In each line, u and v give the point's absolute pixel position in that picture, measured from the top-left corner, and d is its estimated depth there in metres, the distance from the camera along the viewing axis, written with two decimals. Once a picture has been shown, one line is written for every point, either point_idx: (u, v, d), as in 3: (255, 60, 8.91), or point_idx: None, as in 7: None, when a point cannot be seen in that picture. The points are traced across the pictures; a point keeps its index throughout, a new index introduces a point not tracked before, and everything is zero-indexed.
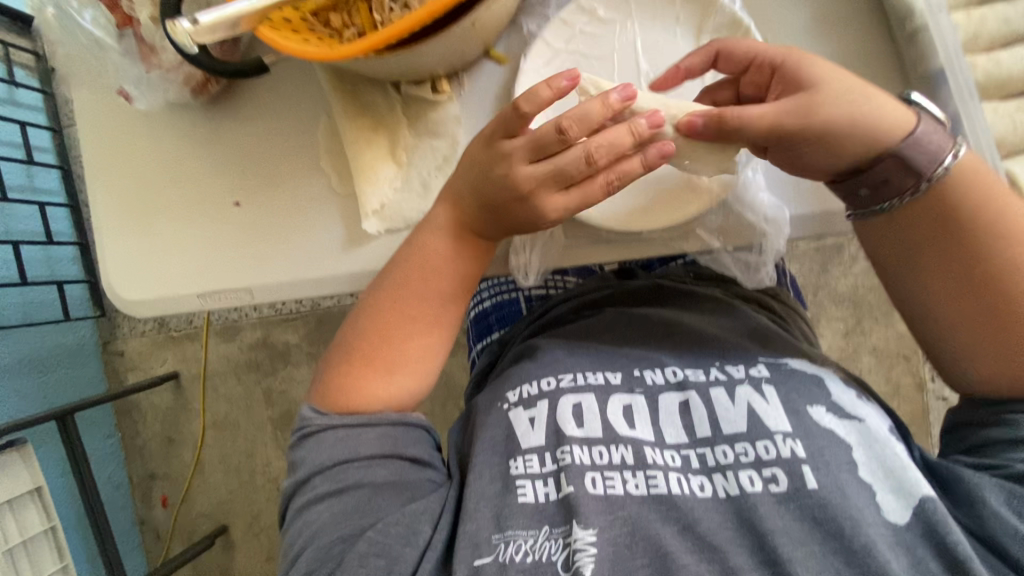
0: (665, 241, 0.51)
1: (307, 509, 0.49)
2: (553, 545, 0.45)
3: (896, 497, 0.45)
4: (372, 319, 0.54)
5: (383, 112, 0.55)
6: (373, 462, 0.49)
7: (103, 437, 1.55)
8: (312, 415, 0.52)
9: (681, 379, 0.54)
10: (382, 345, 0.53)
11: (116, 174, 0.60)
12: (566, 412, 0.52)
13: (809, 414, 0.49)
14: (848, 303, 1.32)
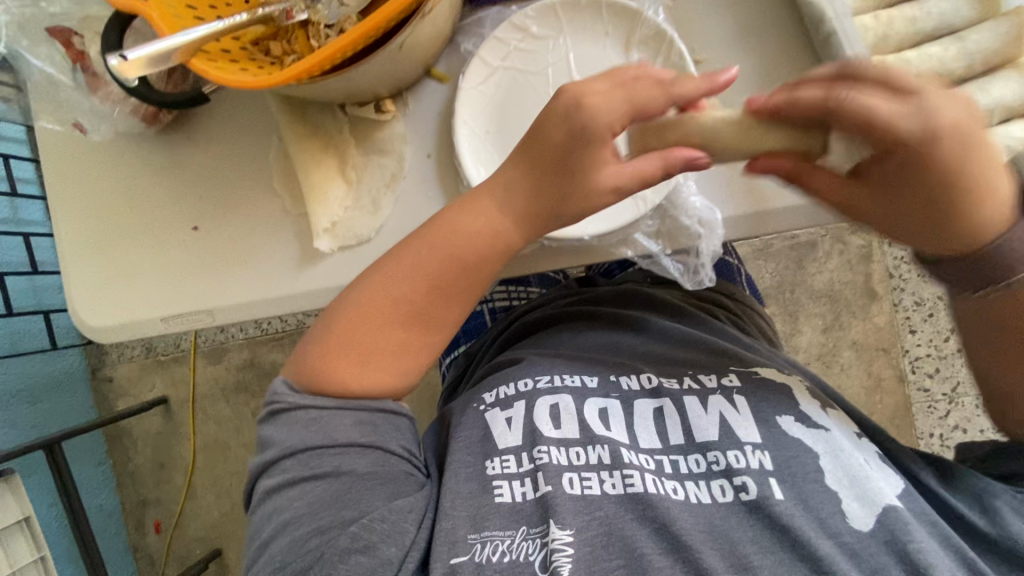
0: (606, 249, 0.53)
1: (279, 493, 0.49)
2: (530, 545, 0.47)
3: (860, 504, 0.47)
4: (364, 291, 0.52)
5: (332, 134, 0.57)
6: (350, 449, 0.50)
7: (95, 464, 1.56)
8: (283, 388, 0.52)
9: (655, 387, 0.56)
10: (394, 327, 0.52)
11: (76, 207, 0.62)
12: (543, 413, 0.53)
13: (778, 423, 0.52)
14: (825, 299, 1.33)
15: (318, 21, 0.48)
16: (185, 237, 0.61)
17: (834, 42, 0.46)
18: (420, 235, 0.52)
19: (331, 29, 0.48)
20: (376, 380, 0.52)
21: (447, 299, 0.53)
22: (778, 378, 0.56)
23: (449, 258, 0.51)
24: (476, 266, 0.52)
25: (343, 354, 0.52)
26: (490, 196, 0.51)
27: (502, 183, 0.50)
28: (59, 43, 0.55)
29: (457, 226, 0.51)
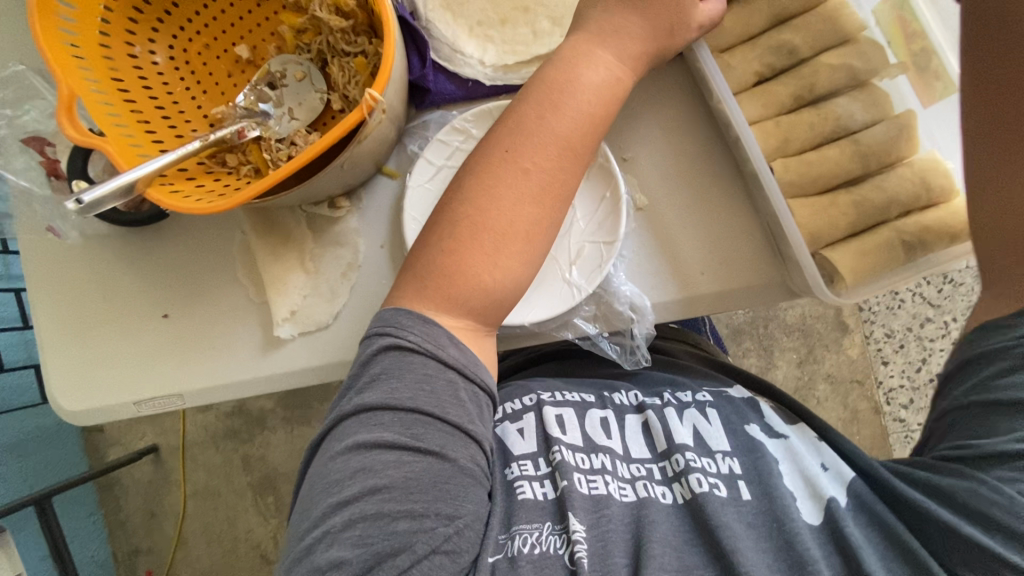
0: (545, 333, 0.56)
1: (377, 450, 0.45)
2: (556, 539, 0.50)
3: (811, 502, 0.51)
4: (463, 216, 0.49)
5: (291, 228, 0.61)
6: (455, 431, 0.46)
7: (87, 513, 1.57)
8: (410, 326, 0.48)
9: (641, 402, 0.63)
10: (463, 235, 0.49)
11: (50, 298, 0.65)
12: (550, 419, 0.60)
13: (745, 431, 0.58)
14: (798, 333, 1.35)
15: (270, 138, 0.52)
16: (156, 324, 0.64)
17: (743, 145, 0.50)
18: (508, 167, 0.49)
19: (282, 144, 0.52)
20: (478, 288, 0.49)
21: (533, 213, 0.49)
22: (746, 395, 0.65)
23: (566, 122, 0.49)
24: (555, 211, 0.50)
25: (431, 283, 0.49)
26: (562, 107, 0.49)
27: (570, 81, 0.50)
28: (34, 151, 0.60)
29: (547, 113, 0.49)
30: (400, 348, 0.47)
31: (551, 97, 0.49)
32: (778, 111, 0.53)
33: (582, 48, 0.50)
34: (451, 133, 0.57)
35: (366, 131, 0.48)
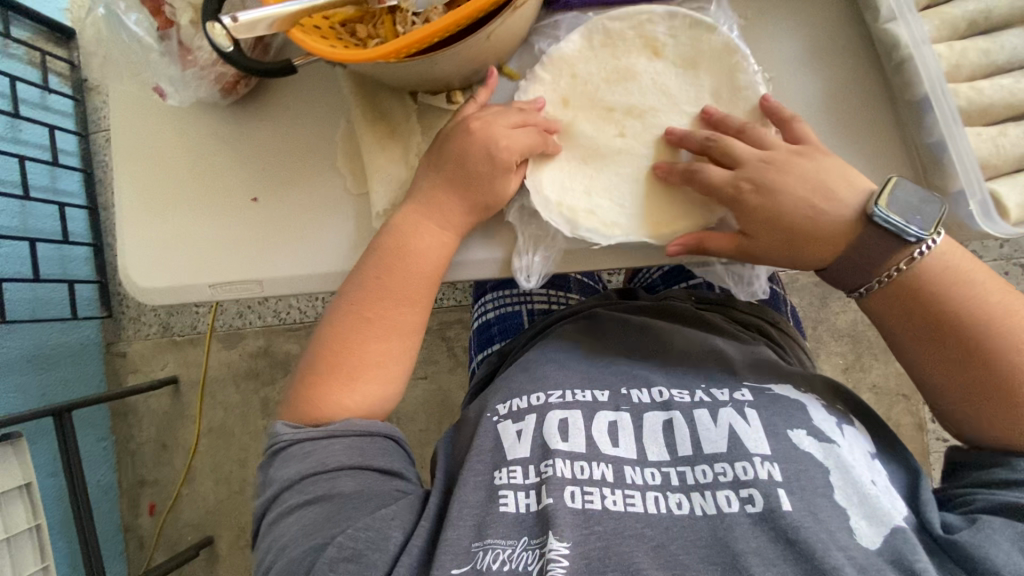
0: (659, 253, 0.54)
1: (278, 522, 0.52)
2: (529, 554, 0.47)
3: (870, 522, 0.46)
4: (350, 331, 0.57)
5: (398, 118, 0.59)
6: (340, 472, 0.53)
7: (98, 438, 1.54)
8: (284, 429, 0.56)
9: (666, 399, 0.55)
10: (348, 354, 0.57)
11: (143, 167, 0.64)
12: (552, 426, 0.54)
13: (788, 436, 0.50)
14: (847, 339, 1.30)
15: (406, 9, 0.50)
16: (243, 208, 0.62)
17: (907, 68, 0.48)
18: (355, 315, 0.56)
19: (417, 18, 0.50)
20: (345, 403, 0.56)
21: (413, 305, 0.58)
22: (792, 394, 0.55)
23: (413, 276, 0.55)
24: (405, 271, 0.56)
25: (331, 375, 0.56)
26: (420, 249, 0.55)
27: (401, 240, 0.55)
28: (147, 8, 0.57)
29: (401, 264, 0.55)
30: (280, 448, 0.55)
31: (393, 250, 0.55)
32: (946, 32, 0.52)
33: (440, 206, 0.54)
34: (583, 38, 0.55)
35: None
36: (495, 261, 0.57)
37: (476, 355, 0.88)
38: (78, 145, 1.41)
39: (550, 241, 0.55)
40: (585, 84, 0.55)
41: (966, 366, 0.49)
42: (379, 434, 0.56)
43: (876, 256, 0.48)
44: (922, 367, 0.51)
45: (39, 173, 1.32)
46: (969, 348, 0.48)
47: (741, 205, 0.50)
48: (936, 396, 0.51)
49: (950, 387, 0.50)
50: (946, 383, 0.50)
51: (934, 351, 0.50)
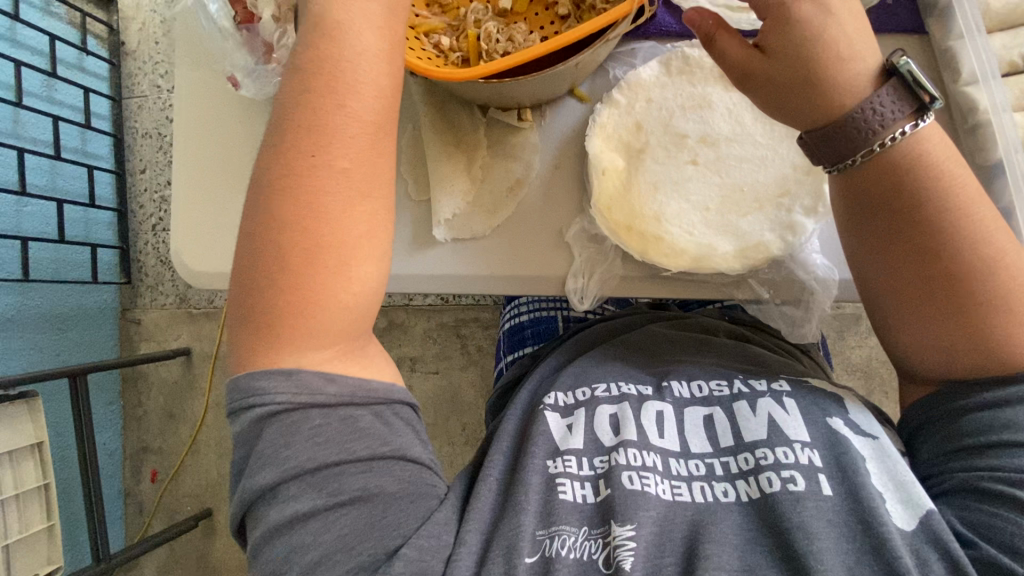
0: (716, 288, 0.55)
1: (298, 526, 0.44)
2: (592, 545, 0.47)
3: (904, 505, 0.45)
4: (292, 249, 0.43)
5: (466, 130, 0.60)
6: (372, 465, 0.45)
7: (106, 403, 1.55)
8: (268, 397, 0.44)
9: (706, 395, 0.56)
10: (296, 295, 0.44)
11: (204, 152, 0.64)
12: (603, 420, 0.55)
13: (827, 424, 0.52)
14: (859, 373, 1.28)
15: (491, 28, 0.51)
16: None
17: (983, 132, 0.50)
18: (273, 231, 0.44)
19: (502, 36, 0.51)
20: (325, 343, 0.45)
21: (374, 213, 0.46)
22: (828, 388, 0.57)
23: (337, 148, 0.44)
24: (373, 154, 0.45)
25: (277, 332, 0.44)
26: (336, 129, 0.43)
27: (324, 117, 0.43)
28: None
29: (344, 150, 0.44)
30: (279, 422, 0.44)
31: (297, 167, 0.43)
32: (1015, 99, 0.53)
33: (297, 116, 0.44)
34: (661, 66, 0.57)
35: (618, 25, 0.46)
36: (551, 278, 0.57)
37: (506, 355, 0.89)
38: (110, 109, 1.41)
39: (606, 266, 0.56)
40: (660, 109, 0.56)
41: (933, 273, 0.47)
42: (402, 403, 0.49)
43: (876, 114, 0.44)
44: (870, 257, 0.50)
45: (72, 135, 1.32)
46: (936, 250, 0.46)
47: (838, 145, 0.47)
48: (892, 321, 0.50)
49: (901, 286, 0.48)
50: (895, 281, 0.48)
51: (890, 239, 0.48)
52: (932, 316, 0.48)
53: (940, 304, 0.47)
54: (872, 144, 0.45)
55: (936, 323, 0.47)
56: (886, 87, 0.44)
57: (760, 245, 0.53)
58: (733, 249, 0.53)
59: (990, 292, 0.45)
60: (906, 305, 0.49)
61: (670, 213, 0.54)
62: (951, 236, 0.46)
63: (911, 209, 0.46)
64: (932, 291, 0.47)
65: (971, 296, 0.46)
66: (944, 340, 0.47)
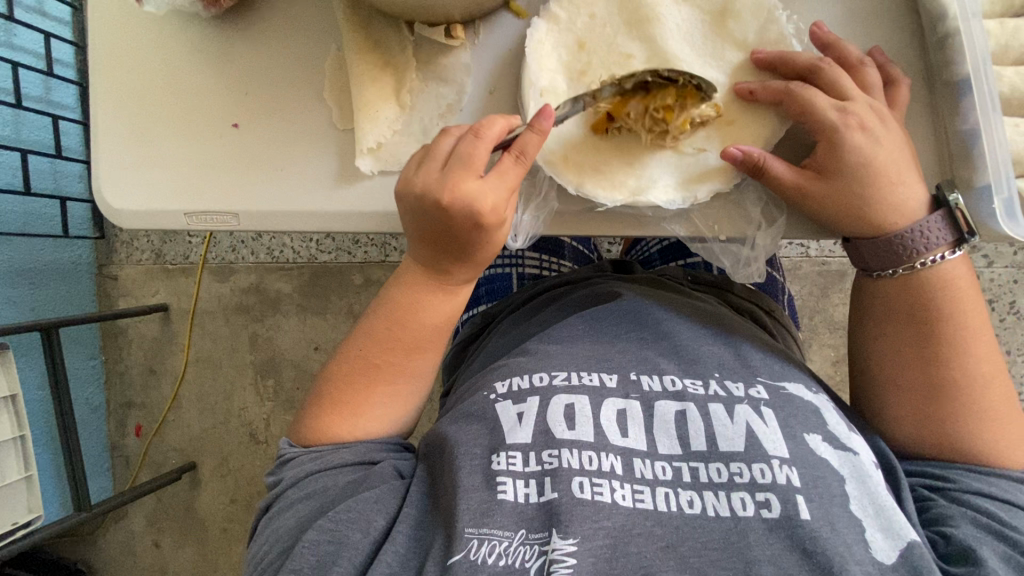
0: (654, 221, 0.50)
1: (276, 518, 0.51)
2: (528, 551, 0.44)
3: (885, 535, 0.42)
4: (383, 358, 0.56)
5: (393, 51, 0.54)
6: (340, 470, 0.52)
7: (87, 357, 1.48)
8: (288, 445, 0.56)
9: (679, 390, 0.51)
10: (344, 389, 0.56)
11: (121, 78, 0.60)
12: (556, 413, 0.49)
13: (806, 440, 0.47)
14: (842, 332, 1.20)
15: None
16: (224, 133, 0.58)
17: (951, 43, 0.44)
18: (371, 371, 0.56)
19: None
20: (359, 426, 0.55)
21: (455, 302, 0.57)
22: (806, 394, 0.52)
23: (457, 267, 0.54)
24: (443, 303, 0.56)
25: (336, 410, 0.55)
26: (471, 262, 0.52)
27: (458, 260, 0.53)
28: None
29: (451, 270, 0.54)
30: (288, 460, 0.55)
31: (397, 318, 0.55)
32: (1000, 10, 0.47)
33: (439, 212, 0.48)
34: None
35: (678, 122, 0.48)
36: None
37: (464, 314, 0.86)
38: (76, 56, 1.31)
39: (542, 198, 0.52)
40: (604, 25, 0.51)
41: (924, 347, 0.47)
42: (390, 437, 0.57)
43: (918, 239, 0.45)
44: (876, 336, 0.50)
45: (33, 82, 1.25)
46: (932, 328, 0.47)
47: (776, 166, 0.46)
48: (880, 378, 0.50)
49: (901, 375, 0.49)
50: (900, 367, 0.49)
51: (906, 330, 0.48)
52: (919, 390, 0.47)
53: (931, 397, 0.47)
54: (911, 262, 0.46)
55: (919, 412, 0.48)
56: (938, 213, 0.45)
57: (706, 171, 0.49)
58: (676, 183, 0.49)
59: (976, 388, 0.46)
60: (896, 367, 0.49)
61: (609, 166, 0.50)
62: (961, 341, 0.46)
63: (924, 313, 0.47)
64: (921, 364, 0.47)
65: (956, 382, 0.46)
66: (914, 409, 0.48)
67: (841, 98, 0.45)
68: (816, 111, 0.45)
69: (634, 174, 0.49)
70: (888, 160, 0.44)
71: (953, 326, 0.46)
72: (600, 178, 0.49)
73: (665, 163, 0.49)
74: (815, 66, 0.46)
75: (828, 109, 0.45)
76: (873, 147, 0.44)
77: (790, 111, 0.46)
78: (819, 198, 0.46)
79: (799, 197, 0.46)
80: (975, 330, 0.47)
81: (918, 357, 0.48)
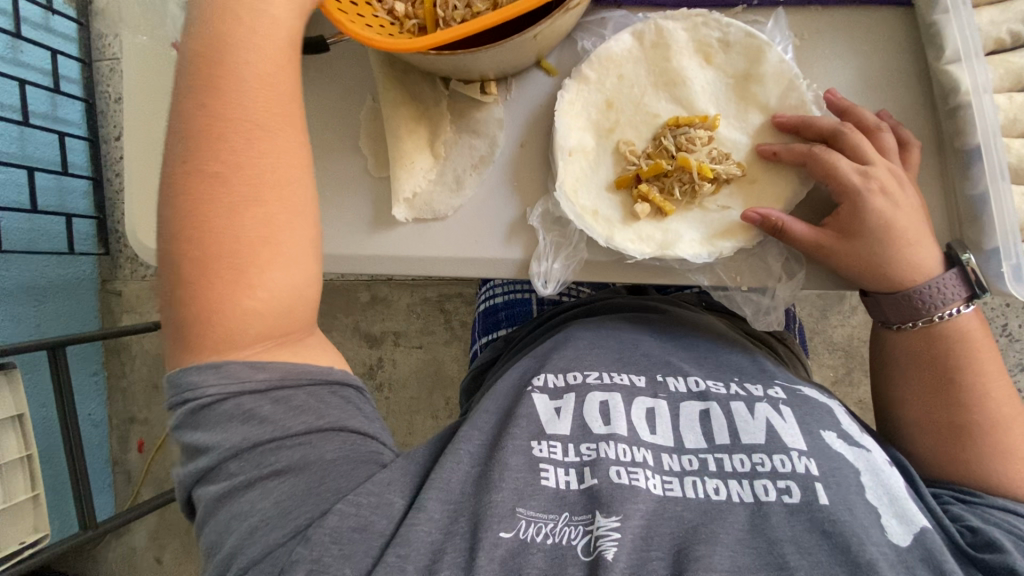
0: (679, 272, 0.52)
1: (235, 502, 0.43)
2: (573, 530, 0.45)
3: (900, 521, 0.44)
4: (215, 267, 0.42)
5: (428, 103, 0.57)
6: (310, 439, 0.45)
7: (91, 372, 1.49)
8: (202, 383, 0.43)
9: (703, 390, 0.54)
10: (201, 279, 0.42)
11: (159, 123, 0.62)
12: (593, 410, 0.52)
13: (822, 436, 0.49)
14: (841, 353, 1.22)
15: None
16: None
17: (962, 115, 0.47)
18: (234, 243, 0.42)
19: (460, 3, 0.49)
20: (245, 314, 0.43)
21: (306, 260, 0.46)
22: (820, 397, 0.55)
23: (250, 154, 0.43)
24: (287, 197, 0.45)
25: (206, 322, 0.43)
26: (238, 160, 0.43)
27: (219, 155, 0.43)
28: None
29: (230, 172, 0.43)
30: (212, 406, 0.43)
31: (203, 222, 0.42)
32: (1007, 84, 0.51)
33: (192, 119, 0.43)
34: (633, 38, 0.53)
35: (706, 184, 0.51)
36: (513, 261, 0.55)
37: (481, 337, 0.88)
38: (81, 72, 1.32)
39: (571, 248, 0.54)
40: (632, 86, 0.54)
41: (943, 395, 0.50)
42: (343, 381, 0.49)
43: (937, 296, 0.48)
44: (896, 381, 0.54)
45: (40, 99, 1.24)
46: (948, 375, 0.50)
47: (797, 225, 0.48)
48: (904, 422, 0.54)
49: (925, 420, 0.52)
50: (920, 414, 0.52)
51: (924, 381, 0.51)
52: (941, 434, 0.51)
53: (954, 441, 0.50)
54: (931, 315, 0.49)
55: (944, 453, 0.50)
56: (952, 271, 0.48)
57: (728, 226, 0.51)
58: (701, 237, 0.51)
59: (996, 433, 0.48)
60: (917, 412, 0.52)
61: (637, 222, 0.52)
62: (978, 387, 0.49)
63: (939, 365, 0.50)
64: (941, 410, 0.51)
65: (976, 427, 0.49)
66: (940, 452, 0.51)
67: (861, 162, 0.48)
68: (839, 174, 0.47)
69: (662, 230, 0.52)
70: (906, 222, 0.47)
71: (969, 376, 0.49)
72: (629, 233, 0.52)
73: (690, 218, 0.52)
74: (837, 130, 0.49)
75: (849, 172, 0.47)
76: (892, 210, 0.47)
77: (812, 173, 0.49)
78: (841, 257, 0.48)
79: (820, 254, 0.49)
80: (991, 377, 0.49)
81: (937, 404, 0.51)
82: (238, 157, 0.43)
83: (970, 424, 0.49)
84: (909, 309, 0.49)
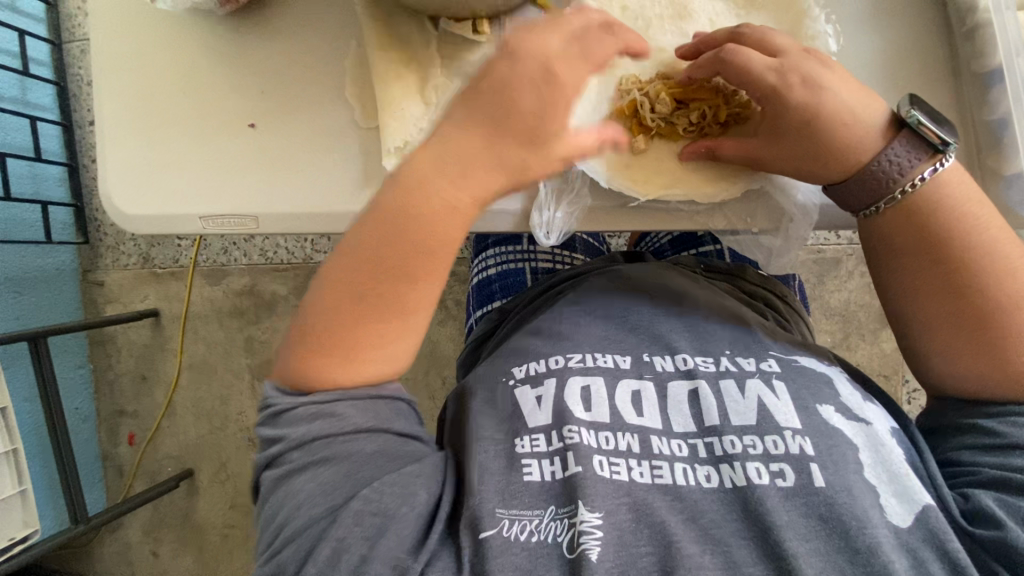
0: (689, 216, 0.52)
1: (286, 483, 0.44)
2: (558, 525, 0.43)
3: (898, 500, 0.43)
4: (368, 306, 0.45)
5: (417, 47, 0.54)
6: (359, 434, 0.45)
7: (75, 365, 1.39)
8: (276, 392, 0.46)
9: (690, 368, 0.51)
10: (357, 323, 0.45)
11: (127, 77, 0.57)
12: (573, 393, 0.50)
13: (818, 411, 0.47)
14: (838, 318, 1.21)
15: None
16: (240, 134, 0.56)
17: (982, 34, 0.48)
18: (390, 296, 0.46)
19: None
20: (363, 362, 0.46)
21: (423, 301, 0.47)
22: (816, 365, 0.52)
23: (419, 233, 0.46)
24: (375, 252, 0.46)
25: (328, 350, 0.45)
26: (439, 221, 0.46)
27: (406, 218, 0.46)
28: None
29: (417, 234, 0.46)
30: (285, 412, 0.45)
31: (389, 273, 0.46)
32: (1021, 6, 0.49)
33: (383, 243, 0.46)
34: None
35: (716, 125, 0.52)
36: (512, 212, 0.53)
37: (475, 310, 0.85)
38: (50, 54, 1.25)
39: (574, 192, 0.52)
40: (634, 20, 0.53)
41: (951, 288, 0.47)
42: (394, 395, 0.48)
43: (894, 166, 0.46)
44: (888, 269, 0.50)
45: (9, 82, 1.17)
46: (958, 261, 0.46)
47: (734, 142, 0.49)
48: (912, 320, 0.49)
49: (930, 313, 0.48)
50: (931, 311, 0.48)
51: (928, 276, 0.48)
52: (965, 323, 0.46)
53: (964, 331, 0.47)
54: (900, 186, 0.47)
55: (956, 348, 0.47)
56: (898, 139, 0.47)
57: (725, 171, 0.51)
58: (701, 183, 0.51)
59: (1014, 317, 0.45)
60: (928, 307, 0.48)
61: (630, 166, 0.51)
62: (987, 265, 0.46)
63: (936, 238, 0.47)
64: (952, 305, 0.47)
65: (991, 315, 0.45)
66: (969, 354, 0.47)
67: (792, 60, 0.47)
68: (774, 50, 0.48)
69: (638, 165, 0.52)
70: (829, 110, 0.46)
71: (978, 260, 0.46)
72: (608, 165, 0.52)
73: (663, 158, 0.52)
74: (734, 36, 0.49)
75: (767, 73, 0.47)
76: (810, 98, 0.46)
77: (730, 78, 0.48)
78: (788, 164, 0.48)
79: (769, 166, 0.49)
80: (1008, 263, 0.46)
81: (952, 296, 0.47)
82: (424, 232, 0.46)
83: (989, 316, 0.45)
84: (871, 191, 0.48)
